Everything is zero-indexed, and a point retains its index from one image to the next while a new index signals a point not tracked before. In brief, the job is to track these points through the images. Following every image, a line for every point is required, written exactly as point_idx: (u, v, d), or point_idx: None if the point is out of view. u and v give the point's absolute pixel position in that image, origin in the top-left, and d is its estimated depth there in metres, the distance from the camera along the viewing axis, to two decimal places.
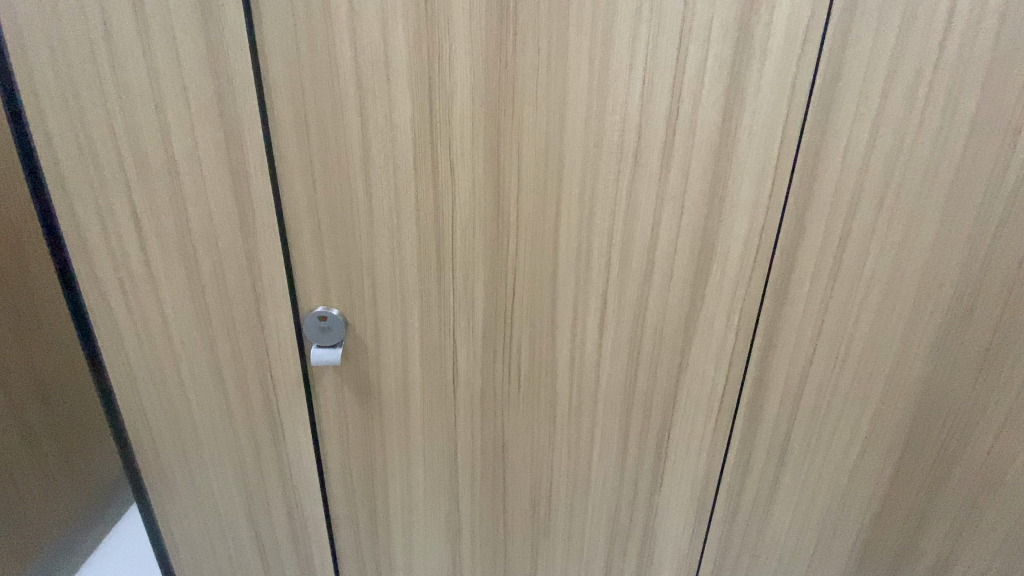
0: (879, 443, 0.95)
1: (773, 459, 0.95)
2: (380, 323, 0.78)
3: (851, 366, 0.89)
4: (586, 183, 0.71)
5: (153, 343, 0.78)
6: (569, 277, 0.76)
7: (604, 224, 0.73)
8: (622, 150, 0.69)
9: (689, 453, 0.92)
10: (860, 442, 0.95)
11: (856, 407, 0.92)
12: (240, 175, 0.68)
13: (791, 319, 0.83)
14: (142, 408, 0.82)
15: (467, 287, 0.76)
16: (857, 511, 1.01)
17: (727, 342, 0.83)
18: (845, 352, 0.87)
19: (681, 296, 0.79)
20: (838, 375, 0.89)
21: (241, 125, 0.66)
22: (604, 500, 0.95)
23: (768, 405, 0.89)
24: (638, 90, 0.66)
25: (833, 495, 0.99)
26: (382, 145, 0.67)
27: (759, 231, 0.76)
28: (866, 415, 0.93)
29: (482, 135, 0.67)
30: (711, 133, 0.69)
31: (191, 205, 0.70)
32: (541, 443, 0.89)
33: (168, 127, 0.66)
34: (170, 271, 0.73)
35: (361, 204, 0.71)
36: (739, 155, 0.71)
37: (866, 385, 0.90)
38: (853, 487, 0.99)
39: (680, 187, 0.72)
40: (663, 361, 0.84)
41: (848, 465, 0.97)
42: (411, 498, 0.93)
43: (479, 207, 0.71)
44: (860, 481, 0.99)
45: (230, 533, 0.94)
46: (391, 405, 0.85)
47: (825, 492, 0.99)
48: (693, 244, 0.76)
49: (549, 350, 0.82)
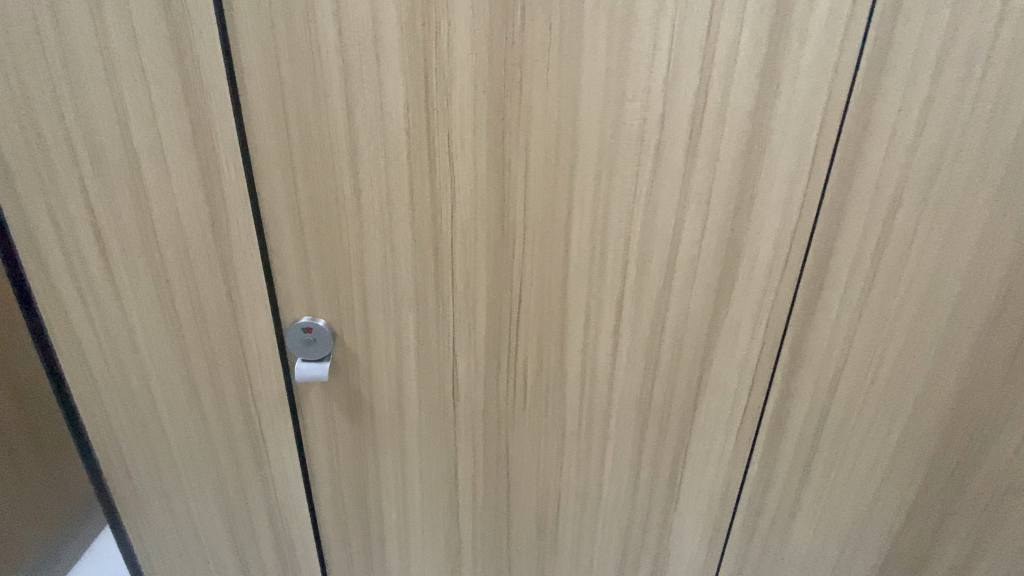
0: (909, 458, 0.89)
1: (796, 474, 0.88)
2: (372, 333, 0.71)
3: (883, 377, 0.82)
4: (602, 179, 0.63)
5: (121, 357, 0.70)
6: (582, 283, 0.69)
7: (621, 223, 0.66)
8: (642, 141, 0.61)
9: (707, 469, 0.85)
10: (889, 456, 0.89)
11: (887, 420, 0.85)
12: (211, 172, 0.60)
13: (821, 327, 0.76)
14: (110, 426, 0.75)
15: (468, 294, 0.69)
16: (885, 528, 0.95)
17: (752, 353, 0.76)
18: (878, 361, 0.80)
19: (703, 303, 0.72)
20: (868, 387, 0.82)
21: (211, 114, 0.58)
22: (616, 518, 0.88)
23: (793, 419, 0.83)
24: (661, 74, 0.58)
25: (859, 512, 0.93)
26: (372, 136, 0.60)
27: (791, 232, 0.68)
28: (896, 429, 0.86)
29: (484, 125, 0.59)
30: (742, 124, 0.62)
31: (157, 205, 0.62)
32: (548, 460, 0.82)
33: (128, 116, 0.58)
34: (135, 278, 0.66)
35: (349, 202, 0.63)
36: (772, 148, 0.64)
37: (898, 397, 0.84)
38: (881, 503, 0.92)
39: (706, 183, 0.64)
40: (682, 373, 0.77)
41: (877, 480, 0.90)
42: (408, 519, 0.86)
43: (481, 207, 0.64)
44: (888, 498, 0.92)
45: (213, 556, 0.87)
46: (386, 421, 0.78)
47: (851, 508, 0.92)
48: (718, 247, 0.68)
49: (558, 362, 0.75)
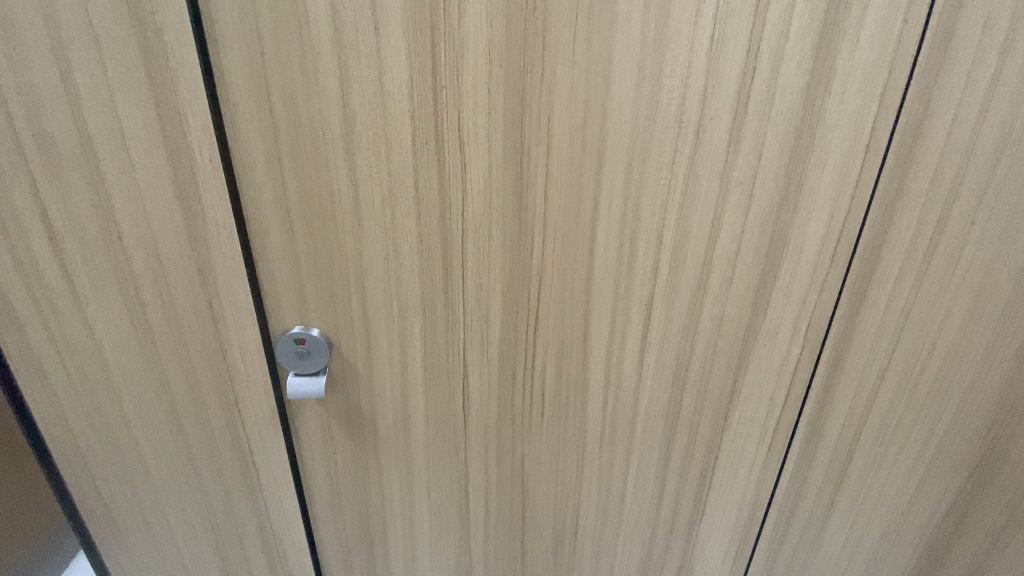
0: (948, 468, 0.82)
1: (830, 483, 0.82)
2: (373, 343, 0.63)
3: (928, 381, 0.75)
4: (634, 167, 0.55)
5: (87, 374, 0.62)
6: (608, 285, 0.62)
7: (653, 217, 0.58)
8: (680, 124, 0.54)
9: (737, 481, 0.79)
10: (928, 466, 0.82)
11: (931, 427, 0.79)
12: (183, 162, 0.52)
13: (865, 328, 0.69)
14: (80, 450, 0.67)
15: (480, 298, 0.61)
16: (920, 539, 0.88)
17: (790, 357, 0.69)
18: (923, 364, 0.74)
19: (741, 305, 0.65)
20: (911, 391, 0.76)
21: (180, 94, 0.49)
22: (638, 533, 0.82)
23: (829, 425, 0.77)
24: (705, 45, 0.50)
25: (894, 522, 0.87)
26: (370, 119, 0.51)
27: (840, 225, 0.61)
28: (935, 436, 0.80)
29: (500, 106, 0.51)
30: (792, 102, 0.54)
31: (120, 202, 0.54)
32: (567, 474, 0.76)
33: (80, 98, 0.49)
34: (100, 286, 0.57)
35: (345, 196, 0.55)
36: (824, 131, 0.56)
37: (939, 402, 0.77)
38: (918, 514, 0.86)
39: (749, 171, 0.57)
40: (715, 380, 0.70)
41: (917, 490, 0.84)
42: (414, 540, 0.79)
43: (497, 201, 0.56)
44: (926, 507, 0.86)
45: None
46: (389, 438, 0.71)
47: (888, 518, 0.86)
48: (760, 242, 0.61)
49: (579, 370, 0.68)
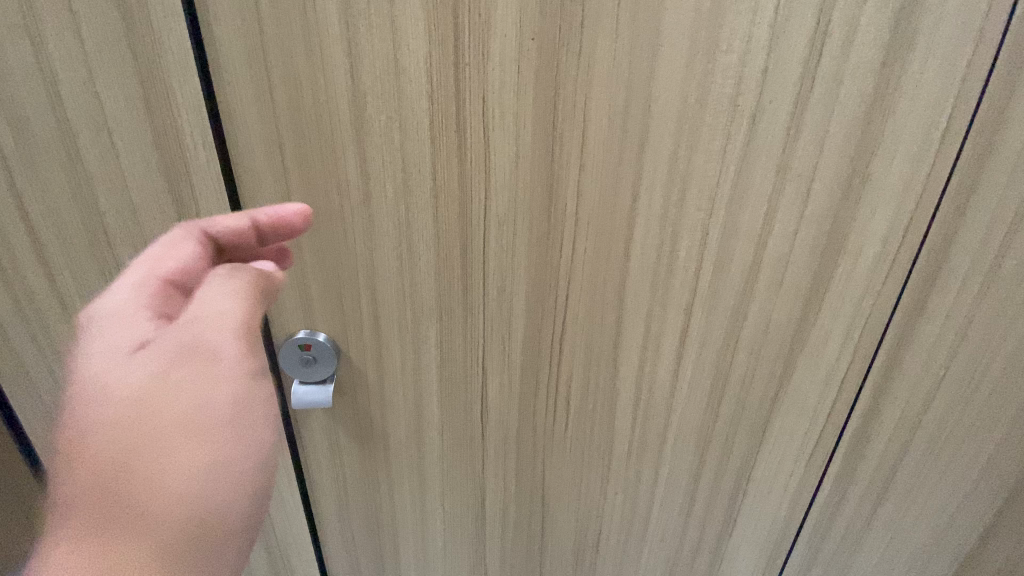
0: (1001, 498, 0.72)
1: (864, 511, 0.74)
2: (384, 348, 0.58)
3: (984, 403, 0.66)
4: (680, 156, 0.49)
5: None
6: (645, 286, 0.56)
7: (699, 213, 0.52)
8: (735, 108, 0.47)
9: (771, 499, 0.72)
10: (979, 493, 0.72)
11: (983, 451, 0.69)
12: (173, 151, 0.46)
13: (921, 339, 0.61)
14: None
15: (503, 301, 0.56)
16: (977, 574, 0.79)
17: (839, 369, 0.62)
18: (984, 386, 0.65)
19: (789, 311, 0.58)
20: (964, 412, 0.67)
21: (168, 72, 0.43)
22: (662, 549, 0.77)
23: (872, 447, 0.69)
24: (769, 16, 0.43)
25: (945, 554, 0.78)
26: (383, 102, 0.45)
27: (905, 224, 0.54)
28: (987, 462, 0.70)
29: (531, 87, 0.45)
30: (863, 83, 0.47)
31: (104, 194, 0.48)
32: (590, 486, 0.71)
33: (55, 74, 0.43)
34: (85, 286, 0.53)
35: (354, 189, 0.49)
36: (896, 118, 0.49)
37: (992, 424, 0.67)
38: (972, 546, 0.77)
39: (809, 162, 0.50)
40: (756, 391, 0.64)
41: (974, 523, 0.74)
42: (426, 554, 0.75)
43: (523, 194, 0.50)
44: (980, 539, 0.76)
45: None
46: (401, 448, 0.66)
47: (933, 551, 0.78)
48: (816, 241, 0.54)
49: (608, 379, 0.62)
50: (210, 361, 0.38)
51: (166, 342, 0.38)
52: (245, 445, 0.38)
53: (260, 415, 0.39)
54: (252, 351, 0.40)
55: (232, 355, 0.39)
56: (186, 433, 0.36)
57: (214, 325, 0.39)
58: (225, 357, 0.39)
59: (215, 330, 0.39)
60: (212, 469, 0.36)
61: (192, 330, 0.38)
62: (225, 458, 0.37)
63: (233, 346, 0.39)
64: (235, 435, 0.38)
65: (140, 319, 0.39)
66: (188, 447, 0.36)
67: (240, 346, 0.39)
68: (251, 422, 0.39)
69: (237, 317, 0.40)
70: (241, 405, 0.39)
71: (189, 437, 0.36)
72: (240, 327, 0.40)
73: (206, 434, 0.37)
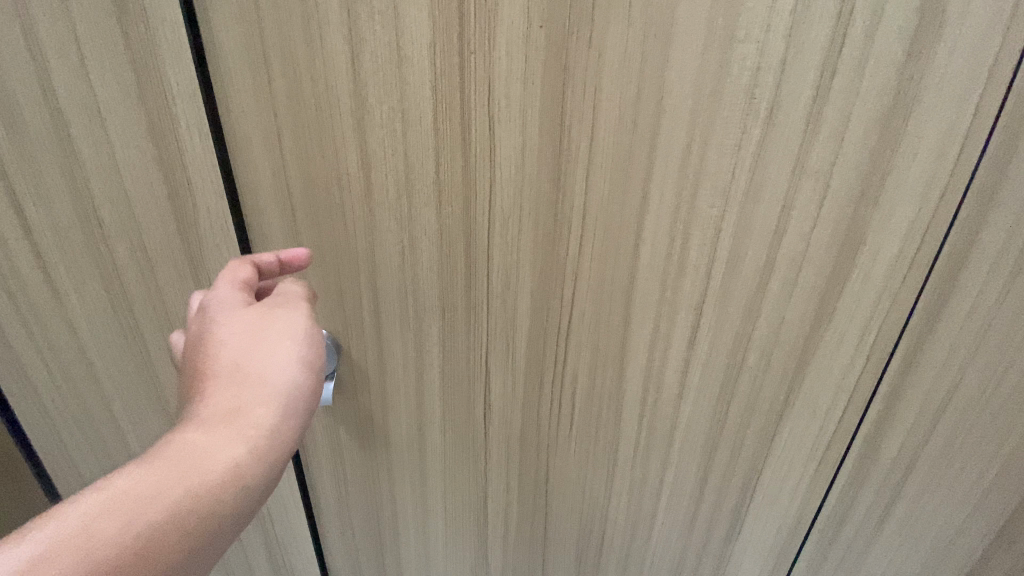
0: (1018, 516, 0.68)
1: (872, 521, 0.72)
2: (386, 346, 0.57)
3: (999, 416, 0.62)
4: (693, 150, 0.47)
5: (74, 372, 0.57)
6: (654, 285, 0.54)
7: (711, 210, 0.50)
8: (751, 100, 0.45)
9: (778, 503, 0.71)
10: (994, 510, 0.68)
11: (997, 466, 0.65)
12: (168, 143, 0.45)
13: (937, 345, 0.58)
14: (70, 450, 0.63)
15: (507, 299, 0.54)
16: None
17: (852, 373, 0.60)
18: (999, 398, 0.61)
19: (803, 312, 0.56)
20: (975, 424, 0.63)
21: (162, 61, 0.42)
22: (667, 552, 0.76)
23: (882, 455, 0.66)
24: (790, 3, 0.41)
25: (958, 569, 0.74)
26: (384, 92, 0.44)
27: (925, 226, 0.50)
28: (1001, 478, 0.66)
29: (538, 77, 0.43)
30: (884, 75, 0.44)
31: (99, 186, 0.47)
32: (594, 487, 0.69)
33: (48, 62, 0.42)
34: (80, 281, 0.52)
35: (355, 182, 0.47)
36: (919, 113, 0.45)
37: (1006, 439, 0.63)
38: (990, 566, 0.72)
39: (828, 158, 0.47)
40: (766, 395, 0.62)
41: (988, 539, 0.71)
42: (427, 553, 0.74)
43: (528, 189, 0.48)
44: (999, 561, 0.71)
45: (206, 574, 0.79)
46: (402, 447, 0.65)
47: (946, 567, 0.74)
48: (833, 243, 0.52)
49: (614, 379, 0.61)
50: (270, 370, 0.41)
51: (243, 344, 0.42)
52: (272, 454, 0.39)
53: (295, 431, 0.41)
54: (306, 374, 0.43)
55: (289, 369, 0.42)
56: (227, 426, 0.38)
57: (284, 338, 0.43)
58: (282, 368, 0.42)
59: (282, 345, 0.43)
60: (233, 465, 0.37)
61: (263, 338, 0.42)
62: (249, 459, 0.38)
63: (291, 363, 0.42)
64: (268, 441, 0.39)
65: (220, 319, 0.43)
66: (222, 436, 0.38)
67: (296, 363, 0.42)
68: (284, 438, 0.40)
69: (304, 343, 0.44)
70: (282, 417, 0.41)
71: (228, 428, 0.38)
72: (304, 349, 0.43)
73: (243, 430, 0.38)
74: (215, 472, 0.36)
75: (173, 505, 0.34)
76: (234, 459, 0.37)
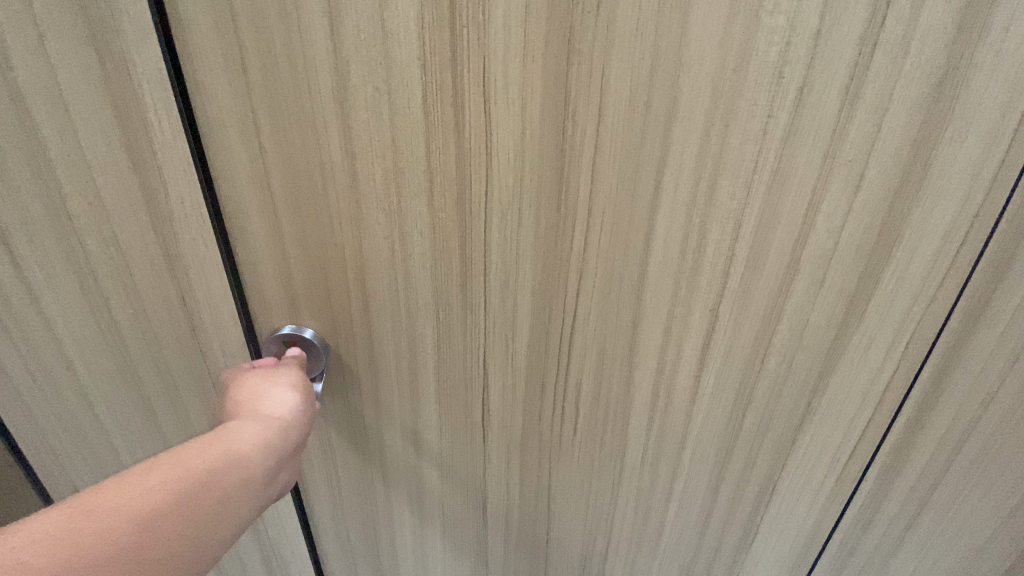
0: None
1: (895, 536, 0.67)
2: (377, 346, 0.53)
3: None
4: (714, 136, 0.42)
5: (51, 369, 0.55)
6: (666, 283, 0.50)
7: (731, 202, 0.45)
8: (779, 79, 0.40)
9: (796, 515, 0.66)
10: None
11: None
12: (136, 128, 0.41)
13: (976, 350, 0.52)
14: (50, 451, 0.61)
15: (506, 296, 0.50)
16: None
17: (882, 380, 0.55)
18: None
19: (830, 315, 0.51)
20: (1014, 435, 0.58)
21: (125, 37, 0.38)
22: (675, 559, 0.72)
23: (910, 467, 0.61)
24: None
25: None
26: (369, 70, 0.40)
27: (972, 220, 0.45)
28: None
29: (539, 53, 0.39)
30: (934, 49, 0.38)
31: (65, 174, 0.44)
32: (598, 493, 0.65)
33: (1, 37, 0.39)
34: (52, 275, 0.49)
35: (339, 170, 0.43)
36: (972, 93, 0.40)
37: None
38: None
39: (864, 145, 0.42)
40: (785, 401, 0.57)
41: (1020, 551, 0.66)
42: (425, 556, 0.71)
43: (530, 179, 0.44)
44: None
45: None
46: (396, 450, 0.61)
47: None
48: (866, 239, 0.46)
49: (622, 382, 0.57)
50: (271, 400, 0.46)
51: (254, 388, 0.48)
52: (269, 463, 0.42)
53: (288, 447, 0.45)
54: (301, 406, 0.48)
55: (284, 400, 0.47)
56: (227, 434, 0.42)
57: (280, 380, 0.49)
58: (283, 401, 0.47)
59: (282, 384, 0.48)
60: (233, 462, 0.40)
61: (269, 381, 0.48)
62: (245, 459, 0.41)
63: (290, 396, 0.47)
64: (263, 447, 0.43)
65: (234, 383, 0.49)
66: (221, 441, 0.41)
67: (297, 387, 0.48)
68: (278, 452, 0.44)
69: (298, 383, 0.49)
70: (277, 433, 0.44)
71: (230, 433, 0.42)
72: (298, 387, 0.49)
73: (241, 437, 0.42)
74: (217, 463, 0.39)
75: (181, 484, 0.36)
76: (233, 456, 0.40)
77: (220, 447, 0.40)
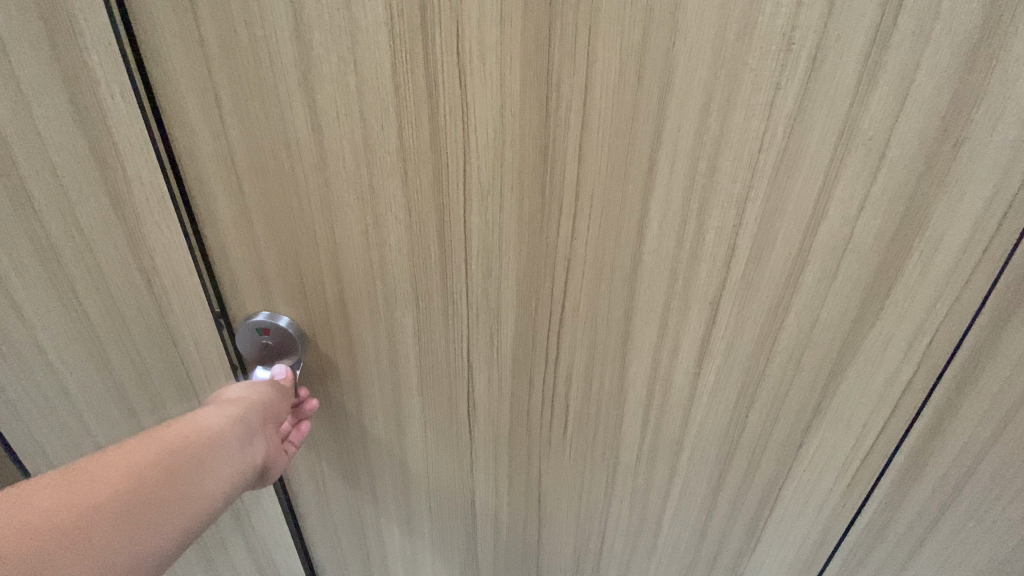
0: None
1: (910, 546, 0.63)
2: (355, 335, 0.51)
3: None
4: (713, 112, 0.38)
5: (24, 353, 0.53)
6: (661, 273, 0.46)
7: (733, 186, 0.41)
8: (786, 49, 0.35)
9: (802, 520, 0.62)
10: None
11: None
12: (90, 103, 0.39)
13: (1006, 351, 0.48)
14: (31, 436, 0.60)
15: (489, 285, 0.47)
16: None
17: (898, 382, 0.50)
18: None
19: (841, 310, 0.47)
20: None
21: (72, 4, 0.36)
22: (674, 561, 0.69)
23: (928, 475, 0.57)
24: None
25: None
26: (332, 40, 0.36)
27: (1006, 209, 0.40)
28: None
29: (518, 19, 0.35)
30: (970, 13, 0.34)
31: (21, 152, 0.42)
32: (590, 492, 0.62)
33: None
34: (17, 258, 0.47)
35: (306, 149, 0.41)
36: (1013, 62, 0.35)
37: None
38: None
39: (884, 122, 0.38)
40: (791, 402, 0.53)
41: None
42: (414, 550, 0.70)
43: (510, 159, 0.40)
44: None
45: (188, 561, 0.76)
46: (379, 442, 0.59)
47: None
48: (884, 228, 0.42)
49: (615, 378, 0.53)
50: (239, 388, 0.47)
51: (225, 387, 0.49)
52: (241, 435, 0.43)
53: (249, 434, 0.43)
54: (263, 398, 0.47)
55: (245, 393, 0.46)
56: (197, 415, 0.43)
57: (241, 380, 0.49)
58: (250, 388, 0.47)
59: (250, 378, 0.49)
60: (204, 436, 0.41)
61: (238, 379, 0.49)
62: (202, 445, 0.40)
63: (257, 384, 0.48)
64: (223, 434, 0.42)
65: None
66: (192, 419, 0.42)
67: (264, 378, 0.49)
68: (239, 437, 0.43)
69: (260, 380, 0.49)
70: (245, 410, 0.45)
71: (191, 416, 0.42)
72: (262, 380, 0.49)
73: (198, 424, 0.41)
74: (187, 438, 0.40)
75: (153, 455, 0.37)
76: (188, 442, 0.39)
77: (190, 426, 0.41)
